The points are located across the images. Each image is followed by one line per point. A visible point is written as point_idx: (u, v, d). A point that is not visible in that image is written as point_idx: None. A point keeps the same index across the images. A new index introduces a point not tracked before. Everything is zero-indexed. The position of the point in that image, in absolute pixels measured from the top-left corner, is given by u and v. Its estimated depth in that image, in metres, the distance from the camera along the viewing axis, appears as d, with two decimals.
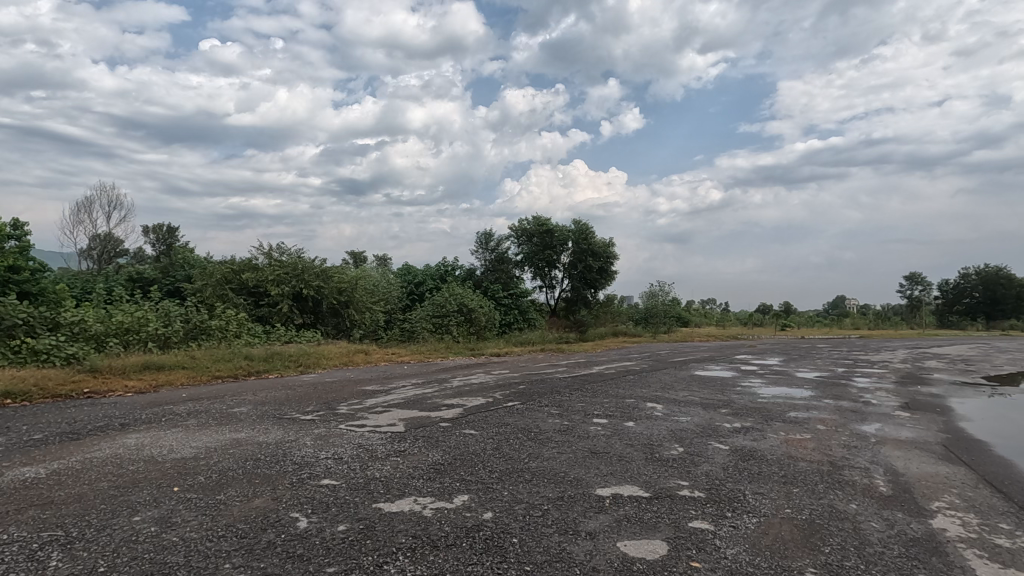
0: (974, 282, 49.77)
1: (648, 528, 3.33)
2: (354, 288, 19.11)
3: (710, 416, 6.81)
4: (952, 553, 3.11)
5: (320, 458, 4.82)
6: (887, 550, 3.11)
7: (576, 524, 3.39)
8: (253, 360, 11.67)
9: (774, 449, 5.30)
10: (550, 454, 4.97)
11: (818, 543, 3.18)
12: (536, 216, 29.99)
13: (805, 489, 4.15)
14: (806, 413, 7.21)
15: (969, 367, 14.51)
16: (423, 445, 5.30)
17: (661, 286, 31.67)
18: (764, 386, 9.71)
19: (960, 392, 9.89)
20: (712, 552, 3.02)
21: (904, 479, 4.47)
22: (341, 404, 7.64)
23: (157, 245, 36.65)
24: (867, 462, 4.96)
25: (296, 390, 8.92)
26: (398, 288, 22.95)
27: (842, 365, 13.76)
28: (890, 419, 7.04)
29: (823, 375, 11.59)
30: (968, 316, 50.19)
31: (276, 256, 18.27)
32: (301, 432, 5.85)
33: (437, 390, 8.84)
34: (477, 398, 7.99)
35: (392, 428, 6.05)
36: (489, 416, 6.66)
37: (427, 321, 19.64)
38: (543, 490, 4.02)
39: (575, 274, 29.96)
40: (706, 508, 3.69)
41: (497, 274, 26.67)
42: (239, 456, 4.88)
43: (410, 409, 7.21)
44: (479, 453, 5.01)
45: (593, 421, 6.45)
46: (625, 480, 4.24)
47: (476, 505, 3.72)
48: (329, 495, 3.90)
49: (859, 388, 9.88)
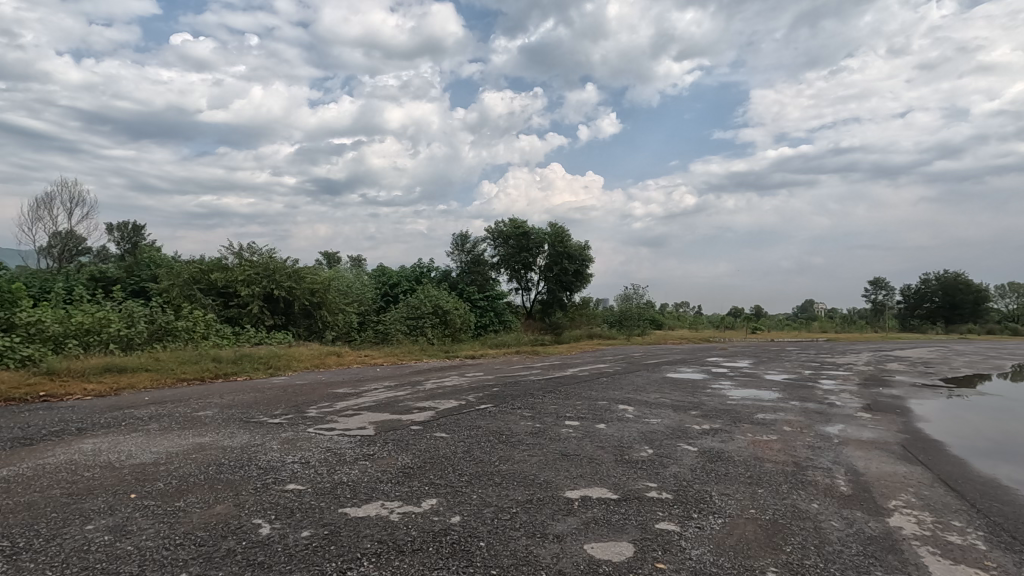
0: (934, 288, 51.83)
1: (615, 530, 3.34)
2: (327, 289, 18.84)
3: (680, 418, 6.89)
4: (907, 550, 3.20)
5: (286, 463, 4.73)
6: (846, 549, 3.18)
7: (544, 526, 3.39)
8: (221, 362, 11.39)
9: (742, 450, 5.40)
10: (520, 457, 4.96)
11: (781, 543, 3.24)
12: (513, 218, 30.10)
13: (769, 489, 4.23)
14: (773, 415, 7.36)
15: (927, 368, 15.10)
16: (392, 449, 5.23)
17: (635, 289, 32.20)
18: (734, 388, 9.90)
19: (919, 394, 10.21)
20: (677, 553, 3.04)
21: (865, 479, 4.59)
22: (310, 407, 7.50)
23: (122, 243, 35.53)
24: (830, 462, 5.09)
25: (265, 393, 8.72)
26: (372, 289, 22.69)
27: (809, 368, 14.14)
28: (853, 420, 7.25)
29: (790, 377, 11.87)
30: (928, 320, 52.09)
31: (246, 256, 17.87)
32: (268, 436, 5.73)
33: (409, 393, 8.75)
34: (450, 401, 7.93)
35: (361, 432, 5.96)
36: (461, 419, 6.61)
37: (402, 323, 19.45)
38: (512, 492, 4.01)
39: (550, 277, 30.13)
40: (673, 510, 3.72)
41: (473, 276, 26.59)
42: (202, 461, 4.75)
43: (380, 412, 7.11)
44: (449, 456, 4.98)
45: (565, 423, 6.46)
46: (594, 483, 4.25)
47: (444, 509, 3.68)
48: (294, 500, 3.82)
49: (825, 389, 10.16)
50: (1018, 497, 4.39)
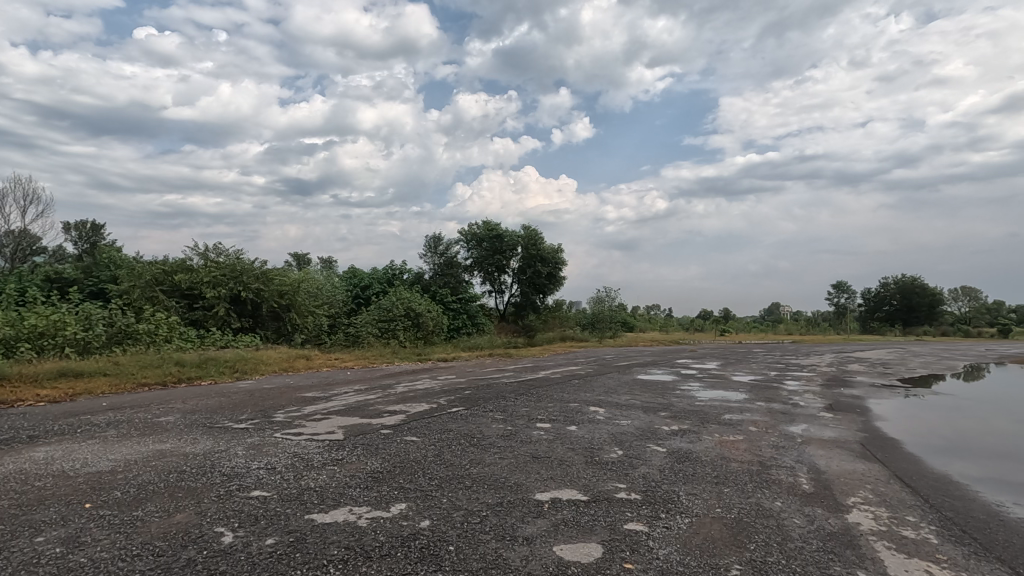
0: (892, 291, 53.91)
1: (584, 531, 3.36)
2: (296, 292, 18.47)
3: (650, 420, 6.98)
4: (864, 545, 3.31)
5: (251, 469, 4.62)
6: (807, 545, 3.27)
7: (514, 529, 3.39)
8: (184, 366, 11.06)
9: (709, 451, 5.50)
10: (491, 460, 4.95)
11: (745, 541, 3.31)
12: (486, 221, 30.09)
13: (735, 488, 4.31)
14: (740, 415, 7.53)
15: (886, 369, 15.70)
16: (362, 453, 5.17)
17: (607, 292, 32.58)
18: (702, 389, 10.09)
19: (879, 394, 10.56)
20: (645, 553, 3.08)
21: (825, 476, 4.74)
22: (277, 412, 7.35)
23: (80, 243, 34.15)
24: (793, 461, 5.22)
25: (230, 398, 8.49)
26: (343, 292, 22.37)
27: (774, 369, 14.55)
28: (815, 420, 7.46)
29: (756, 378, 12.18)
30: (886, 322, 54.11)
31: (212, 256, 17.41)
32: (232, 441, 5.59)
33: (380, 397, 8.65)
34: (421, 404, 7.87)
35: (330, 436, 5.87)
36: (432, 422, 6.57)
37: (373, 326, 19.21)
38: (482, 496, 4.00)
39: (524, 279, 30.24)
40: (642, 510, 3.77)
41: (446, 278, 26.47)
42: (162, 468, 4.60)
43: (350, 416, 7.01)
44: (420, 460, 4.94)
45: (536, 425, 6.48)
46: (564, 485, 4.27)
47: (413, 514, 3.64)
48: (259, 507, 3.73)
49: (789, 390, 10.44)
50: (968, 492, 4.60)
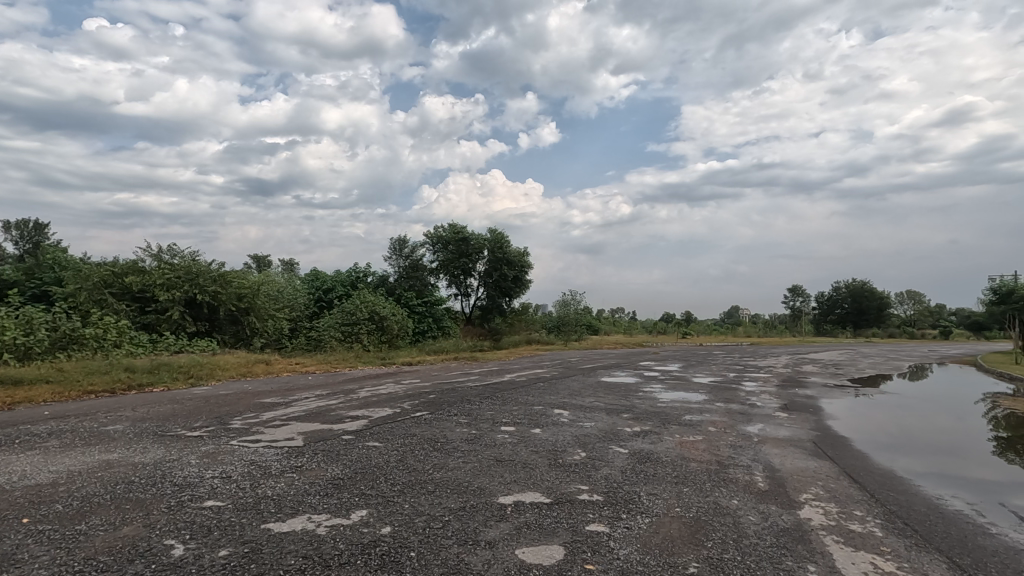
0: (844, 295, 56.27)
1: (546, 534, 3.37)
2: (255, 294, 17.95)
3: (613, 421, 7.07)
4: (815, 540, 3.43)
5: (205, 478, 4.46)
6: (761, 541, 3.37)
7: (476, 533, 3.37)
8: (135, 372, 10.60)
9: (670, 451, 5.61)
10: (454, 464, 4.92)
11: (703, 539, 3.39)
12: (452, 224, 29.97)
13: (694, 488, 4.41)
14: (699, 416, 7.72)
15: (837, 369, 16.37)
16: (322, 460, 5.05)
17: (573, 295, 32.91)
18: (664, 391, 10.29)
19: (831, 394, 10.98)
20: (606, 554, 3.12)
21: (779, 474, 4.90)
22: (234, 418, 7.12)
23: (21, 243, 32.31)
24: (749, 460, 5.38)
25: (183, 405, 8.19)
26: (305, 295, 21.87)
27: (733, 370, 14.96)
28: (771, 420, 7.70)
29: (716, 380, 12.51)
30: (839, 324, 56.41)
31: (166, 258, 16.74)
32: (185, 450, 5.39)
33: (342, 402, 8.47)
34: (384, 409, 7.74)
35: (289, 443, 5.72)
36: (396, 427, 6.47)
37: (336, 330, 18.86)
38: (445, 500, 3.97)
39: (490, 282, 30.24)
40: (604, 510, 3.82)
41: (411, 282, 26.22)
42: (108, 479, 4.39)
43: (310, 422, 6.84)
44: (382, 466, 4.86)
45: (501, 429, 6.47)
46: (527, 487, 4.28)
47: (374, 520, 3.59)
48: (213, 518, 3.60)
49: (746, 391, 10.76)
50: (911, 486, 4.83)
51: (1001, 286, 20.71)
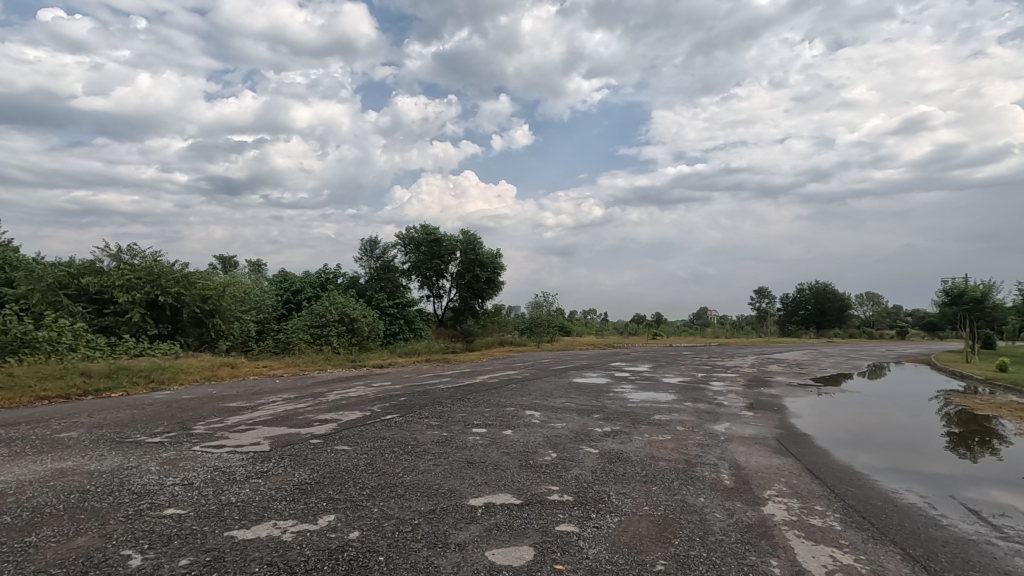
0: (807, 296, 58.03)
1: (517, 535, 3.38)
2: (221, 296, 17.49)
3: (584, 422, 7.13)
4: (777, 535, 3.53)
5: (165, 486, 4.31)
6: (726, 538, 3.44)
7: (446, 536, 3.35)
8: (91, 377, 10.19)
9: (639, 450, 5.68)
10: (425, 467, 4.88)
11: (670, 536, 3.44)
12: (424, 224, 29.75)
13: (662, 486, 4.48)
14: (668, 415, 7.85)
15: (801, 369, 16.85)
16: (289, 464, 4.95)
17: (545, 296, 33.04)
18: (634, 391, 10.40)
19: (794, 393, 11.30)
20: (575, 553, 3.14)
21: (745, 472, 5.02)
22: (197, 423, 6.92)
23: None
24: (716, 458, 5.49)
25: (143, 410, 7.91)
26: (272, 296, 21.41)
27: (701, 370, 15.24)
28: (737, 419, 7.88)
29: (685, 380, 12.73)
30: (802, 325, 58.12)
31: (126, 258, 16.12)
32: (144, 457, 5.21)
33: (311, 405, 8.32)
34: (354, 412, 7.63)
35: (255, 448, 5.59)
36: (365, 430, 6.39)
37: (304, 332, 18.49)
38: (415, 504, 3.94)
39: (462, 284, 30.12)
40: (574, 510, 3.85)
41: (382, 283, 25.92)
42: (61, 489, 4.21)
43: (277, 426, 6.70)
44: (351, 470, 4.79)
45: (472, 431, 6.45)
46: (497, 489, 4.28)
47: (342, 525, 3.53)
48: (173, 526, 3.48)
49: (714, 391, 10.98)
50: (869, 481, 5.01)
51: (953, 287, 21.66)
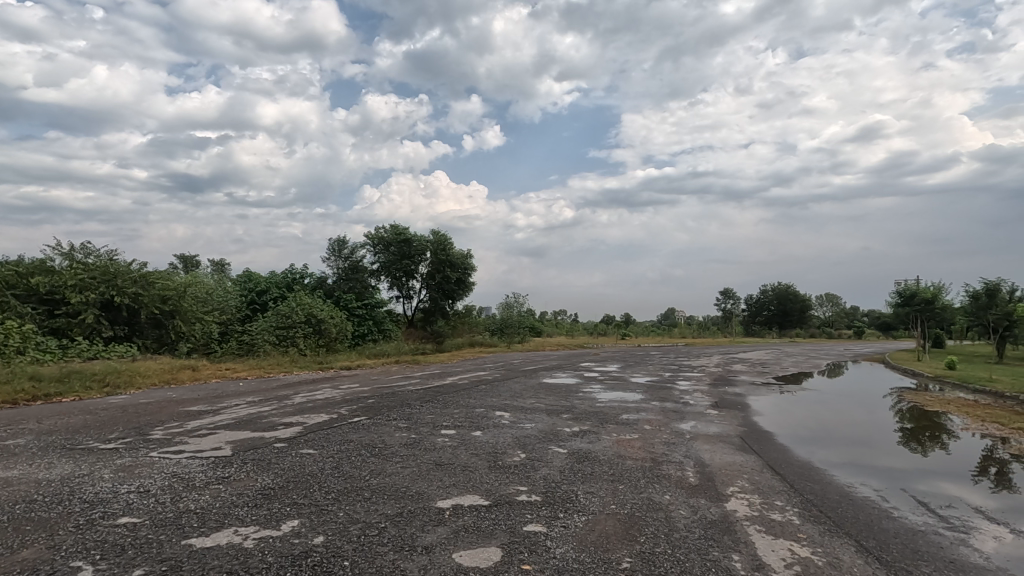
0: (770, 298, 59.73)
1: (484, 536, 3.38)
2: (181, 296, 16.95)
3: (553, 422, 7.17)
4: (739, 530, 3.61)
5: (119, 494, 4.14)
6: (690, 534, 3.51)
7: (413, 539, 3.32)
8: (41, 381, 9.73)
9: (607, 450, 5.74)
10: (393, 470, 4.83)
11: (636, 534, 3.49)
12: (394, 224, 29.47)
13: (629, 485, 4.54)
14: (635, 415, 7.96)
15: (764, 368, 17.31)
16: (251, 469, 4.83)
17: (516, 297, 33.10)
18: (603, 391, 10.49)
19: (757, 391, 11.59)
20: (542, 553, 3.15)
21: (709, 469, 5.13)
22: (155, 428, 6.68)
23: None
24: (681, 456, 5.60)
25: (97, 416, 7.58)
26: (236, 297, 20.83)
27: (669, 370, 15.50)
28: (702, 417, 8.03)
29: (652, 379, 12.91)
30: (766, 325, 59.78)
31: (79, 257, 15.45)
32: (98, 464, 5.00)
33: (275, 409, 8.13)
34: (320, 415, 7.50)
35: (215, 453, 5.43)
36: (331, 433, 6.28)
37: (270, 334, 18.04)
38: (381, 507, 3.89)
39: (432, 285, 29.91)
40: (541, 511, 3.86)
41: (351, 283, 25.52)
42: (6, 499, 4.00)
43: (240, 431, 6.52)
44: (316, 474, 4.69)
45: (441, 432, 6.41)
46: (466, 491, 4.26)
47: (306, 530, 3.46)
48: (127, 536, 3.35)
49: (681, 390, 11.18)
50: (826, 476, 5.18)
51: (905, 289, 22.59)
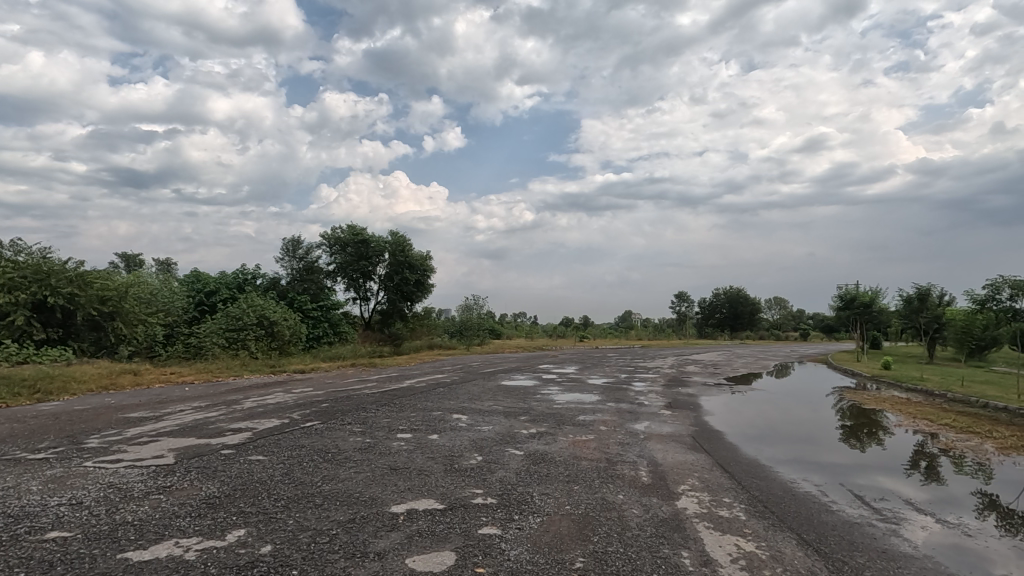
0: (721, 301, 61.66)
1: (438, 540, 3.35)
2: (122, 297, 16.08)
3: (510, 424, 7.18)
4: (689, 527, 3.71)
5: (47, 507, 3.89)
6: (642, 532, 3.57)
7: (365, 545, 3.26)
8: None
9: (562, 451, 5.79)
10: (346, 475, 4.72)
11: (589, 534, 3.53)
12: (350, 224, 28.89)
13: (584, 485, 4.60)
14: (591, 416, 8.06)
15: (715, 369, 17.86)
16: (195, 478, 4.63)
17: (475, 299, 33.02)
18: (560, 393, 10.59)
19: (708, 392, 11.94)
20: (497, 555, 3.15)
21: (662, 468, 5.25)
22: (90, 437, 6.31)
23: None
24: (635, 456, 5.71)
25: (26, 424, 7.09)
26: (182, 298, 19.93)
27: (624, 372, 15.77)
28: (656, 417, 8.22)
29: (608, 381, 13.09)
30: (718, 328, 61.64)
31: (8, 254, 14.45)
32: (24, 475, 4.67)
33: (223, 414, 7.81)
34: (271, 420, 7.27)
35: (157, 461, 5.18)
36: (282, 439, 6.10)
37: (219, 336, 17.35)
38: (333, 513, 3.80)
39: (390, 286, 29.49)
40: (496, 513, 3.86)
41: (305, 284, 24.85)
42: None
43: (184, 437, 6.25)
44: (265, 481, 4.55)
45: (397, 436, 6.32)
46: (421, 495, 4.22)
47: (253, 540, 3.34)
48: (56, 551, 3.15)
49: (635, 391, 11.38)
50: (772, 472, 5.39)
51: (846, 293, 23.69)
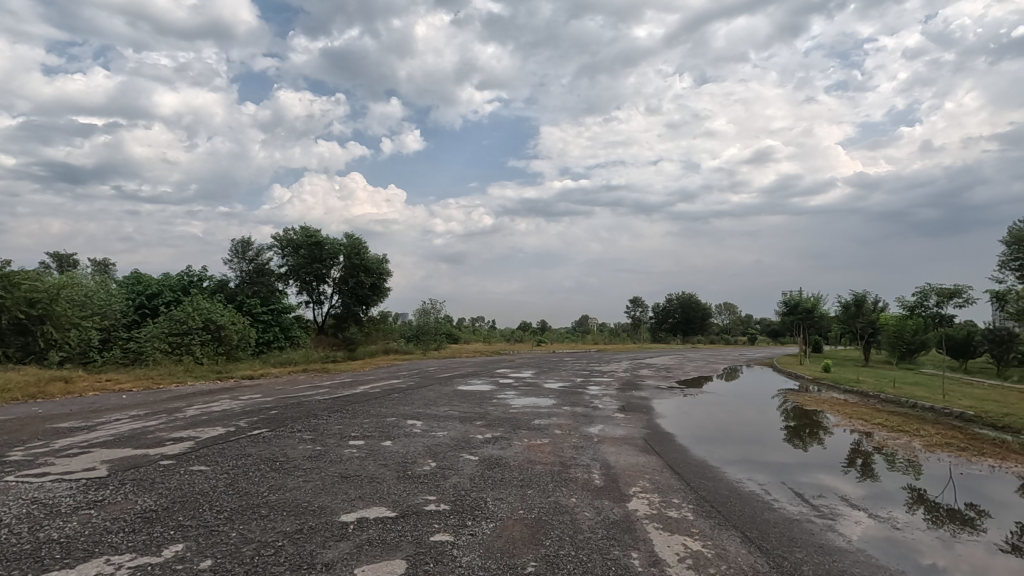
0: (675, 306, 63.09)
1: (388, 548, 3.29)
2: (53, 300, 15.11)
3: (465, 429, 7.14)
4: (639, 529, 3.77)
5: None
6: (593, 535, 3.61)
7: (312, 556, 3.17)
8: None
9: (517, 455, 5.81)
10: (294, 484, 4.58)
11: (541, 538, 3.54)
12: (304, 226, 28.08)
13: (537, 490, 4.61)
14: (546, 420, 8.12)
15: (667, 372, 18.30)
16: (131, 490, 4.38)
17: (432, 304, 32.67)
18: (516, 397, 10.57)
19: (661, 395, 12.17)
20: (448, 562, 3.12)
21: (614, 471, 5.33)
22: (13, 449, 5.87)
23: None
24: (589, 459, 5.79)
25: None
26: (120, 301, 18.89)
27: (580, 375, 15.93)
28: (610, 421, 8.35)
29: (564, 385, 13.20)
30: (671, 332, 63.04)
31: None
32: None
33: (164, 423, 7.43)
34: (214, 428, 6.97)
35: (88, 474, 4.88)
36: (227, 448, 5.86)
37: (161, 341, 16.54)
38: (280, 524, 3.67)
39: (345, 290, 28.87)
40: (449, 520, 3.82)
41: (255, 286, 24.00)
42: None
43: (119, 448, 5.91)
44: (207, 492, 4.35)
45: (348, 443, 6.18)
46: (372, 503, 4.14)
47: (192, 555, 3.19)
48: None
49: (590, 395, 11.53)
50: (719, 473, 5.57)
51: (791, 299, 24.76)
